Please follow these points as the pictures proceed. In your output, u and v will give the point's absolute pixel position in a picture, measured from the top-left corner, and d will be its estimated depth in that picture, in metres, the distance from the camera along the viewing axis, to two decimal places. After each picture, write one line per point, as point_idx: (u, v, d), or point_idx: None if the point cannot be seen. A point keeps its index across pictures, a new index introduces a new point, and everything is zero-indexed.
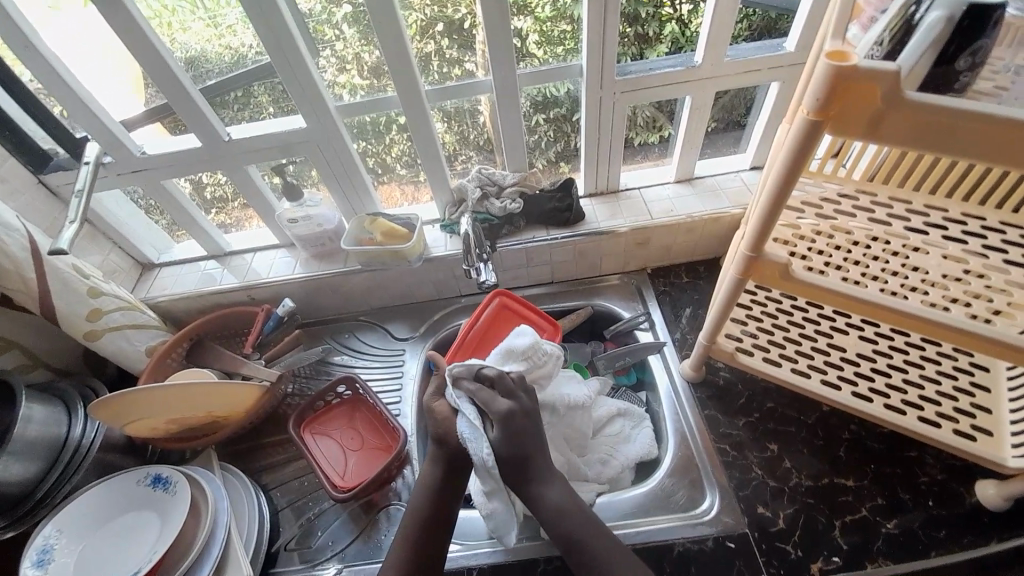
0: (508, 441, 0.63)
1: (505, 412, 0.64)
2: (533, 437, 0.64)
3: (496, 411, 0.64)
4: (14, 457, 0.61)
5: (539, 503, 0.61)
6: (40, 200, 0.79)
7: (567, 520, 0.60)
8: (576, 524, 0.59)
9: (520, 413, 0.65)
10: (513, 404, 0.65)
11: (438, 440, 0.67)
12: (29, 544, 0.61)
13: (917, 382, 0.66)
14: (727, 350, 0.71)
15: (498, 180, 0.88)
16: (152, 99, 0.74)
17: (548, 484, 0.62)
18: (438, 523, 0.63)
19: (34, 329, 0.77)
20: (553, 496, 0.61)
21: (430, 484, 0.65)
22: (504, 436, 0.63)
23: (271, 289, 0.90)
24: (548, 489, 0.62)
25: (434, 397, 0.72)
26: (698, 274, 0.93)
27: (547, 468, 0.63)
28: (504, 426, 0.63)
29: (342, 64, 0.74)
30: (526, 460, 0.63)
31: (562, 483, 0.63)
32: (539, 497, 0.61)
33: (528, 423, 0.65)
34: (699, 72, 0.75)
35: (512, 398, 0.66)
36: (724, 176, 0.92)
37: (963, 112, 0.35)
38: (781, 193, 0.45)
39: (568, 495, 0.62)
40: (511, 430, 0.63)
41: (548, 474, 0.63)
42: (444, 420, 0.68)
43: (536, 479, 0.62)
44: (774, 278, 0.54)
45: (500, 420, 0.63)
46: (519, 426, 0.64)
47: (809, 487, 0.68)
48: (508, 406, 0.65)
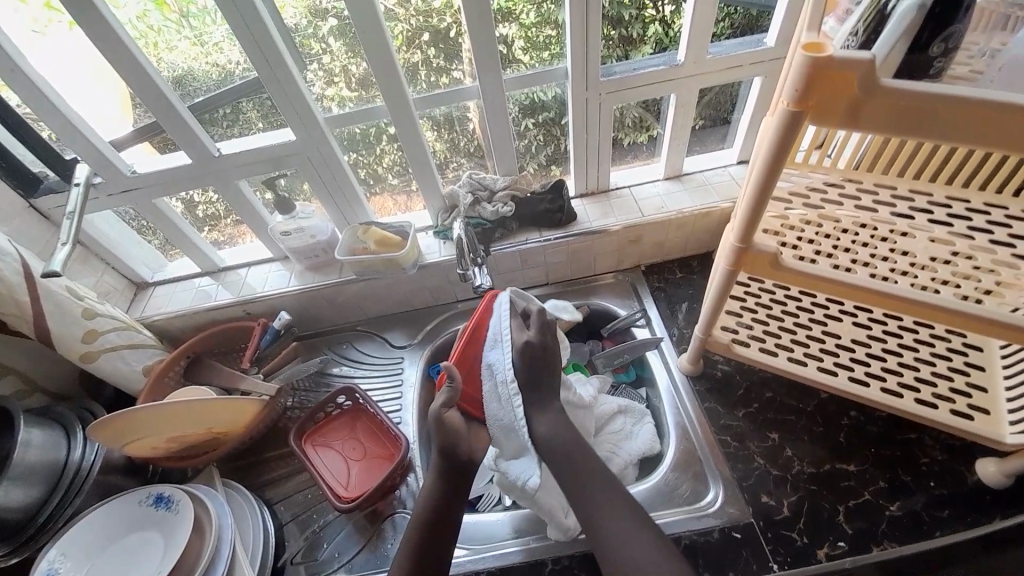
0: (527, 365, 0.70)
1: (525, 340, 0.71)
2: (548, 368, 0.71)
3: (518, 339, 0.72)
4: (14, 482, 0.61)
5: (534, 431, 0.67)
6: (31, 223, 0.78)
7: (555, 451, 0.65)
8: (564, 454, 0.65)
9: (540, 344, 0.72)
10: (535, 335, 0.73)
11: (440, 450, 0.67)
12: (33, 569, 0.61)
13: (912, 365, 0.67)
14: (723, 342, 0.71)
15: (489, 185, 0.88)
16: (142, 118, 0.74)
17: (544, 414, 0.68)
18: (441, 534, 0.62)
19: (28, 354, 0.76)
20: (545, 424, 0.67)
21: (433, 494, 0.65)
22: (522, 362, 0.70)
23: (267, 303, 0.89)
24: (546, 418, 0.68)
25: (442, 408, 0.69)
26: (692, 269, 0.94)
27: (549, 402, 0.70)
28: (524, 351, 0.71)
29: (330, 77, 0.74)
30: (538, 387, 0.70)
31: (557, 416, 0.68)
32: (535, 425, 0.68)
33: (545, 355, 0.72)
34: (683, 70, 0.77)
35: (538, 328, 0.74)
36: (712, 171, 0.93)
37: (936, 97, 0.36)
38: (767, 184, 0.46)
39: (562, 426, 0.67)
40: (530, 355, 0.71)
41: (549, 406, 0.70)
42: (451, 432, 0.68)
43: (535, 408, 0.69)
44: (765, 269, 0.55)
45: (519, 345, 0.71)
46: (537, 355, 0.71)
47: (812, 474, 0.68)
48: (531, 336, 0.72)
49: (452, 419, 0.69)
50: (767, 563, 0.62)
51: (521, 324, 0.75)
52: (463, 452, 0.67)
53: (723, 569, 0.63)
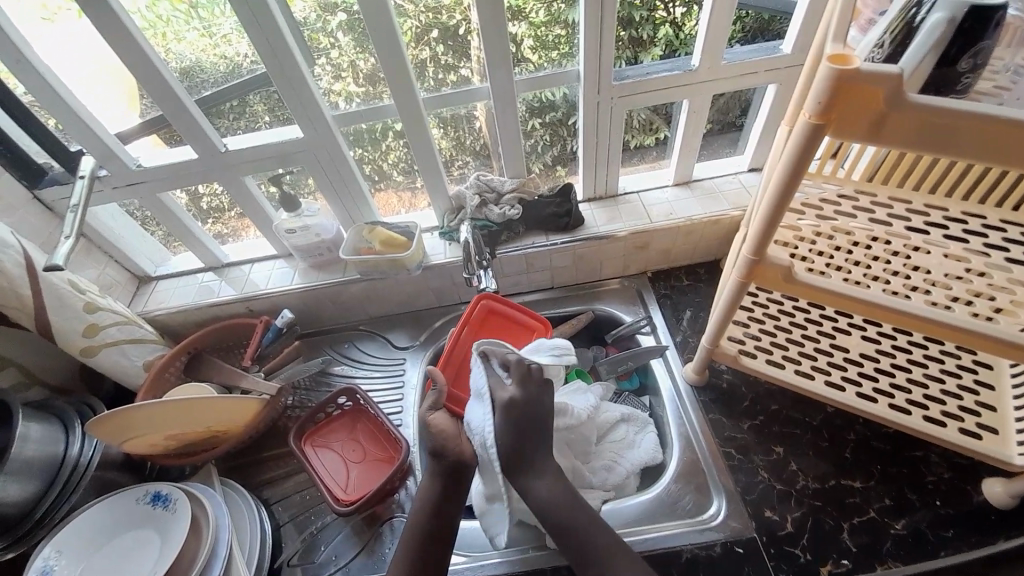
0: (512, 427, 0.66)
1: (508, 397, 0.67)
2: (533, 422, 0.67)
3: (501, 396, 0.68)
4: (10, 478, 0.60)
5: (533, 498, 0.63)
6: (34, 214, 0.78)
7: (558, 518, 0.61)
8: (566, 518, 0.61)
9: (524, 401, 0.67)
10: (518, 390, 0.69)
11: (435, 454, 0.67)
12: (28, 567, 0.60)
13: (921, 381, 0.66)
14: (730, 353, 0.70)
15: (496, 186, 0.87)
16: (148, 111, 0.73)
17: (540, 479, 0.64)
18: (439, 541, 0.62)
19: (29, 346, 0.75)
20: (544, 491, 0.63)
21: (430, 500, 0.64)
22: (505, 424, 0.66)
23: (270, 300, 0.89)
24: (543, 483, 0.63)
25: (429, 410, 0.72)
26: (699, 276, 0.93)
27: (542, 463, 0.65)
28: (506, 411, 0.66)
29: (338, 72, 0.73)
30: (528, 438, 0.66)
31: (554, 479, 0.64)
32: (533, 492, 0.63)
33: (532, 411, 0.67)
34: (697, 75, 0.75)
35: (521, 385, 0.69)
36: (722, 178, 0.92)
37: (963, 115, 0.35)
38: (783, 197, 0.45)
39: (556, 488, 0.63)
40: (513, 415, 0.66)
41: (542, 465, 0.65)
42: (444, 433, 0.68)
43: (528, 473, 0.64)
44: (776, 281, 0.54)
45: (502, 405, 0.67)
46: (522, 415, 0.67)
47: (816, 489, 0.67)
48: (514, 393, 0.68)
49: (439, 419, 0.70)
50: None
51: (502, 379, 0.71)
52: (455, 455, 0.67)
53: None
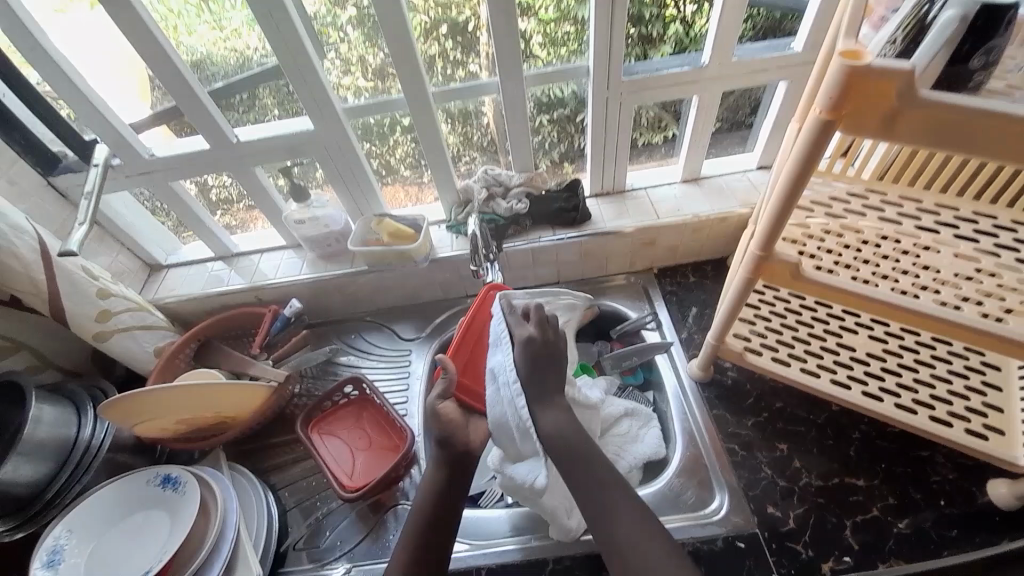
0: (528, 361, 0.68)
1: (528, 335, 0.70)
2: (551, 363, 0.69)
3: (520, 334, 0.71)
4: (24, 457, 0.61)
5: (541, 427, 0.65)
6: (48, 202, 0.79)
7: (561, 447, 0.63)
8: (571, 449, 0.63)
9: (542, 339, 0.70)
10: (537, 329, 0.71)
11: (439, 443, 0.68)
12: (40, 545, 0.62)
13: (928, 382, 0.66)
14: (736, 350, 0.70)
15: (504, 181, 0.88)
16: (159, 102, 0.74)
17: (550, 410, 0.66)
18: (443, 525, 0.62)
19: (43, 331, 0.77)
20: (552, 420, 0.65)
21: (434, 484, 0.65)
22: (524, 355, 0.69)
23: (279, 290, 0.90)
24: (552, 414, 0.66)
25: (439, 399, 0.71)
26: (705, 274, 0.93)
27: (553, 396, 0.67)
28: (525, 347, 0.69)
29: (347, 66, 0.74)
30: (542, 379, 0.68)
31: (564, 413, 0.66)
32: (542, 421, 0.65)
33: (550, 351, 0.70)
34: (707, 73, 0.75)
35: (539, 325, 0.72)
36: (731, 176, 0.91)
37: (975, 111, 0.34)
38: (792, 193, 0.45)
39: (567, 423, 0.65)
40: (534, 351, 0.69)
41: (554, 402, 0.67)
42: (449, 423, 0.68)
43: (541, 402, 0.67)
44: (784, 277, 0.54)
45: (521, 341, 0.70)
46: (540, 352, 0.69)
47: (819, 487, 0.68)
48: (533, 331, 0.71)
49: (449, 410, 0.70)
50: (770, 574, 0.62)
51: (521, 321, 0.74)
52: (460, 443, 0.68)
53: None
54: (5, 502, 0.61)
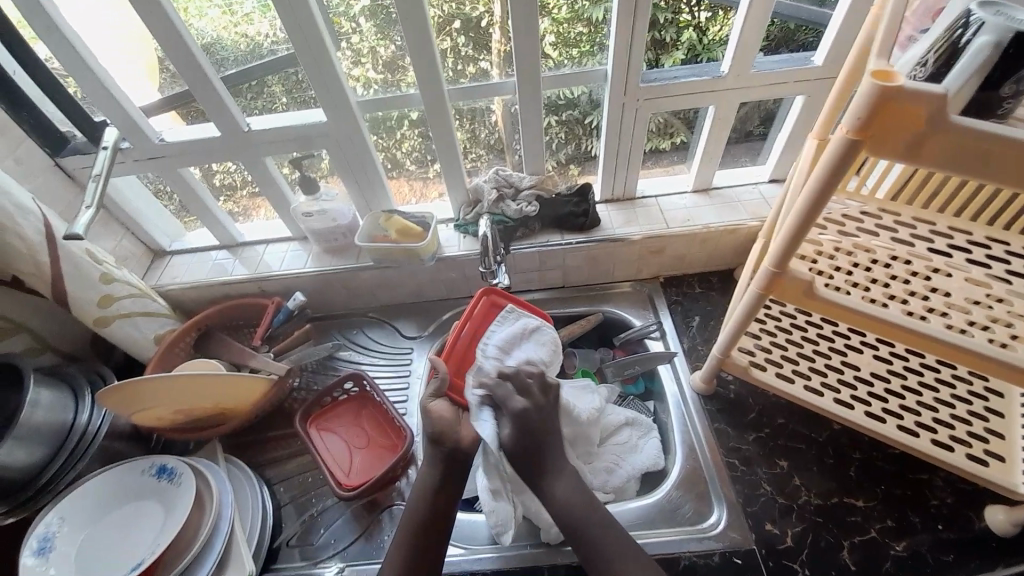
0: (524, 437, 0.65)
1: (522, 408, 0.67)
2: (542, 431, 0.67)
3: (512, 407, 0.67)
4: (19, 442, 0.61)
5: (553, 499, 0.62)
6: (54, 182, 0.78)
7: (576, 522, 0.60)
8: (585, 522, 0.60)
9: (532, 411, 0.67)
10: (527, 399, 0.69)
11: (434, 440, 0.67)
12: (30, 532, 0.61)
13: (931, 405, 0.66)
14: (741, 364, 0.70)
15: (515, 182, 0.87)
16: (167, 85, 0.73)
17: (561, 480, 0.64)
18: (435, 531, 0.62)
19: (43, 313, 0.76)
20: (565, 492, 0.63)
21: (429, 485, 0.65)
22: (519, 432, 0.65)
23: (282, 282, 0.89)
24: (562, 485, 0.63)
25: (431, 397, 0.71)
26: (711, 285, 0.93)
27: (558, 463, 0.65)
28: (519, 422, 0.66)
29: (357, 57, 0.73)
30: (538, 448, 0.66)
31: (575, 482, 0.64)
32: (551, 493, 0.63)
33: (543, 420, 0.67)
34: (724, 82, 0.75)
35: (528, 397, 0.69)
36: (742, 188, 0.91)
37: (1005, 139, 0.34)
38: (810, 212, 0.44)
39: (576, 491, 0.63)
40: (527, 426, 0.66)
41: (559, 468, 0.65)
42: (439, 419, 0.68)
43: (546, 474, 0.64)
44: (795, 295, 0.53)
45: (516, 415, 0.66)
46: (534, 425, 0.66)
47: (818, 506, 0.67)
48: (526, 403, 0.68)
49: (439, 408, 0.70)
50: None
51: (504, 387, 0.70)
52: (454, 443, 0.67)
53: None
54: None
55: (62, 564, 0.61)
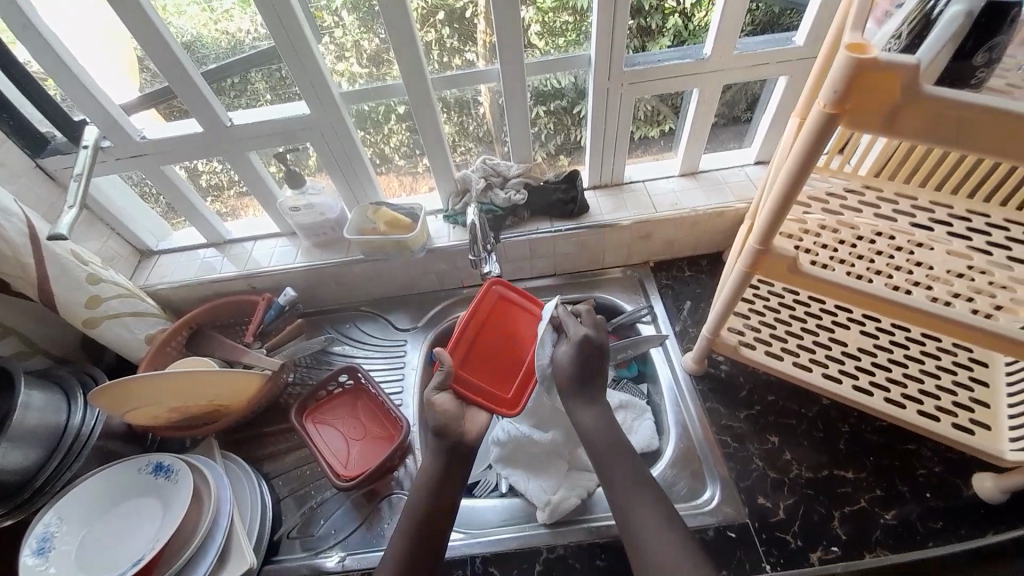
0: (577, 362, 0.71)
1: (583, 334, 0.72)
2: (598, 365, 0.72)
3: (574, 335, 0.73)
4: (14, 444, 0.60)
5: (579, 426, 0.68)
6: (36, 183, 0.77)
7: (596, 444, 0.66)
8: (602, 445, 0.66)
9: (596, 342, 0.72)
10: (591, 331, 0.74)
11: (437, 433, 0.68)
12: (28, 532, 0.61)
13: (917, 377, 0.67)
14: (731, 344, 0.71)
15: (502, 171, 0.87)
16: (148, 85, 0.73)
17: (590, 409, 0.69)
18: (437, 519, 0.62)
19: (31, 316, 0.75)
20: (589, 418, 0.68)
21: (431, 474, 0.66)
22: (574, 356, 0.71)
23: (273, 278, 0.89)
24: (591, 411, 0.69)
25: (435, 390, 0.71)
26: (700, 268, 0.94)
27: (595, 394, 0.70)
28: (579, 347, 0.71)
29: (341, 52, 0.72)
30: (588, 376, 0.71)
31: (603, 411, 0.69)
32: (580, 420, 0.69)
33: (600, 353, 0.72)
34: (708, 65, 0.75)
35: (593, 327, 0.74)
36: (729, 171, 0.91)
37: (976, 108, 0.35)
38: (793, 189, 0.45)
39: (607, 421, 0.68)
40: (583, 352, 0.71)
41: (596, 401, 0.70)
42: (443, 412, 0.69)
43: (582, 399, 0.70)
44: (781, 273, 0.54)
45: (576, 340, 0.72)
46: (593, 352, 0.71)
47: (809, 479, 0.69)
48: (589, 332, 0.73)
49: (443, 402, 0.70)
50: (760, 563, 0.63)
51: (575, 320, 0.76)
52: (455, 433, 0.68)
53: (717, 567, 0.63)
54: None
55: (62, 563, 0.61)
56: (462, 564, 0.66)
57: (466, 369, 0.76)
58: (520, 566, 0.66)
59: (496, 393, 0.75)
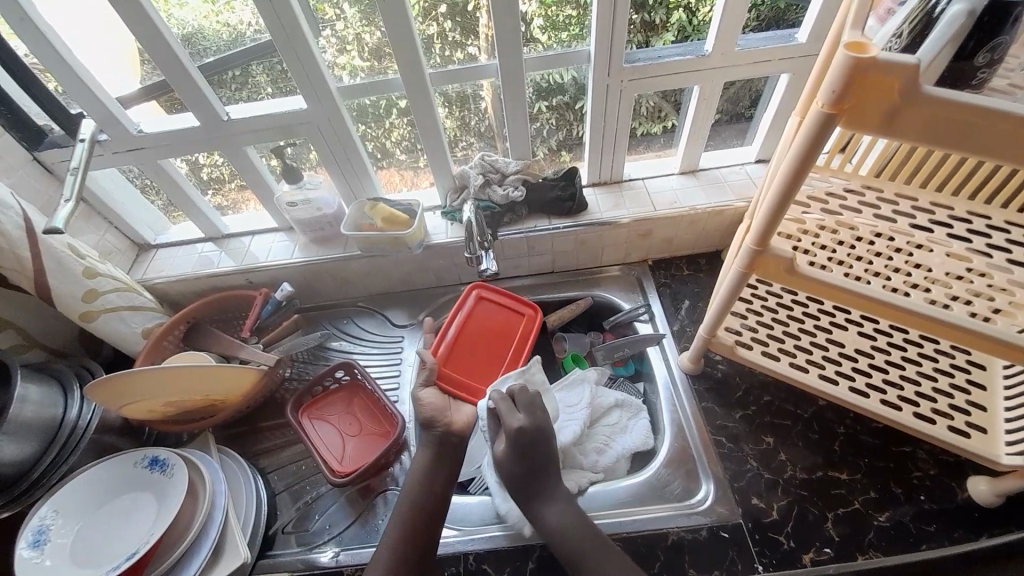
0: (518, 459, 0.65)
1: (518, 427, 0.65)
2: (546, 454, 0.66)
3: (510, 428, 0.66)
4: (9, 437, 0.61)
5: (544, 527, 0.62)
6: (33, 176, 0.77)
7: (566, 548, 0.60)
8: (573, 547, 0.60)
9: (534, 431, 0.66)
10: (528, 419, 0.66)
11: (424, 425, 0.71)
12: (24, 525, 0.61)
13: (914, 379, 0.67)
14: (727, 343, 0.71)
15: (501, 167, 0.86)
16: (148, 76, 0.72)
17: (549, 504, 0.64)
18: (429, 514, 0.63)
19: (28, 310, 0.76)
20: (554, 515, 0.63)
21: (423, 465, 0.68)
22: (512, 451, 0.65)
23: (270, 273, 0.89)
24: (552, 508, 0.63)
25: (421, 386, 0.75)
26: (699, 267, 0.93)
27: (551, 488, 0.65)
28: (515, 443, 0.65)
29: (343, 45, 0.72)
30: (535, 471, 0.65)
31: (565, 505, 0.64)
32: (544, 519, 0.63)
33: (541, 443, 0.66)
34: (710, 61, 0.74)
35: (531, 413, 0.67)
36: (729, 168, 0.91)
37: (977, 109, 0.34)
38: (789, 189, 0.45)
39: (571, 513, 0.63)
40: (521, 446, 0.65)
41: (554, 494, 0.65)
42: (429, 405, 0.72)
43: (538, 498, 0.64)
44: (778, 273, 0.53)
45: (511, 435, 0.65)
46: (532, 445, 0.65)
47: (804, 480, 0.69)
48: (524, 423, 0.66)
49: (428, 397, 0.73)
50: (754, 564, 0.63)
51: (510, 407, 0.68)
52: (441, 427, 0.71)
53: (710, 566, 0.63)
54: None
55: (57, 555, 0.61)
56: (456, 561, 0.67)
57: (449, 366, 0.79)
58: (513, 563, 0.66)
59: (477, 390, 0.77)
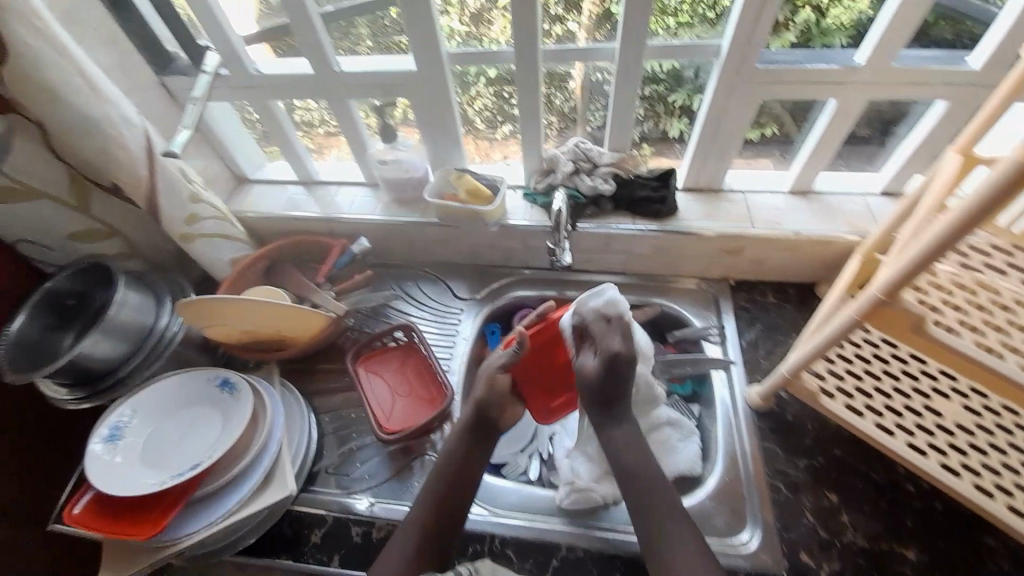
0: (604, 377, 0.68)
1: (615, 351, 0.68)
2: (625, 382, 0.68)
3: (607, 347, 0.68)
4: (104, 335, 0.67)
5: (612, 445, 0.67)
6: (158, 100, 0.82)
7: (629, 471, 0.65)
8: (638, 481, 0.63)
9: (627, 358, 0.68)
10: (624, 346, 0.68)
11: (482, 404, 0.70)
12: (105, 419, 0.68)
13: (1016, 468, 0.59)
14: (810, 390, 0.64)
15: (593, 157, 0.83)
16: (266, 20, 0.74)
17: (622, 428, 0.68)
18: (452, 510, 0.62)
19: (134, 222, 0.82)
20: (624, 441, 0.67)
21: (455, 452, 0.67)
22: (604, 371, 0.68)
23: (349, 226, 0.91)
24: (623, 432, 0.68)
25: (499, 369, 0.73)
26: (786, 296, 0.86)
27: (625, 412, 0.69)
28: (608, 363, 0.67)
29: (445, 5, 0.71)
30: (611, 395, 0.68)
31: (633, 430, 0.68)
32: (612, 439, 0.68)
33: (631, 370, 0.68)
34: (855, 76, 0.66)
35: (626, 340, 0.69)
36: (846, 197, 0.81)
37: None
38: (946, 243, 0.39)
39: (635, 442, 0.67)
40: (614, 370, 0.67)
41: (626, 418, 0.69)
42: (498, 391, 0.70)
43: (612, 419, 0.68)
44: (899, 329, 0.48)
45: (608, 356, 0.68)
46: (620, 370, 0.68)
47: (863, 547, 0.63)
48: (621, 348, 0.68)
49: (503, 381, 0.72)
50: None
51: (604, 327, 0.70)
52: (494, 415, 0.69)
53: None
54: (81, 371, 0.67)
55: (126, 453, 0.67)
56: (481, 539, 0.67)
57: (529, 361, 0.77)
58: (537, 557, 0.66)
59: (538, 398, 0.78)
